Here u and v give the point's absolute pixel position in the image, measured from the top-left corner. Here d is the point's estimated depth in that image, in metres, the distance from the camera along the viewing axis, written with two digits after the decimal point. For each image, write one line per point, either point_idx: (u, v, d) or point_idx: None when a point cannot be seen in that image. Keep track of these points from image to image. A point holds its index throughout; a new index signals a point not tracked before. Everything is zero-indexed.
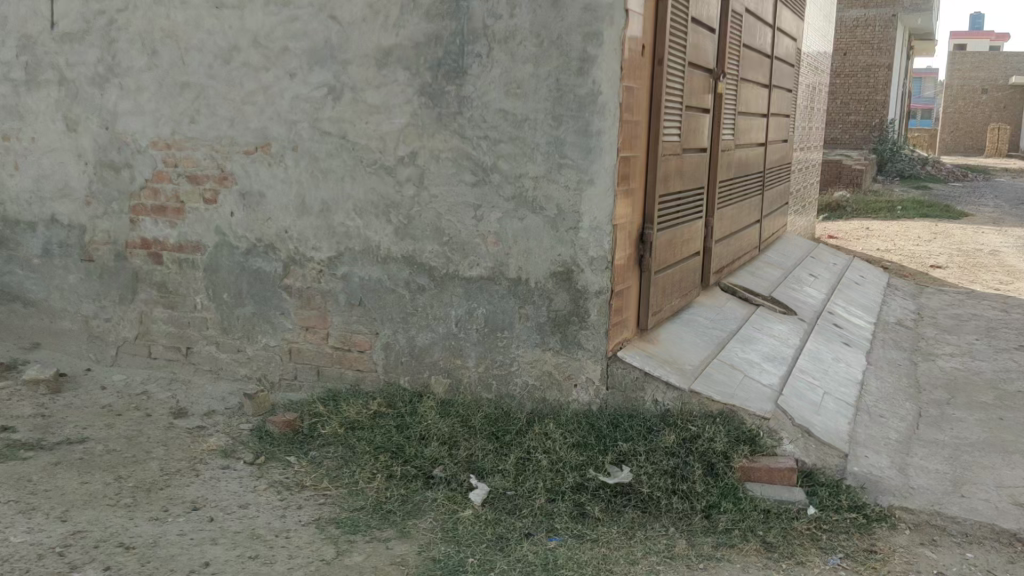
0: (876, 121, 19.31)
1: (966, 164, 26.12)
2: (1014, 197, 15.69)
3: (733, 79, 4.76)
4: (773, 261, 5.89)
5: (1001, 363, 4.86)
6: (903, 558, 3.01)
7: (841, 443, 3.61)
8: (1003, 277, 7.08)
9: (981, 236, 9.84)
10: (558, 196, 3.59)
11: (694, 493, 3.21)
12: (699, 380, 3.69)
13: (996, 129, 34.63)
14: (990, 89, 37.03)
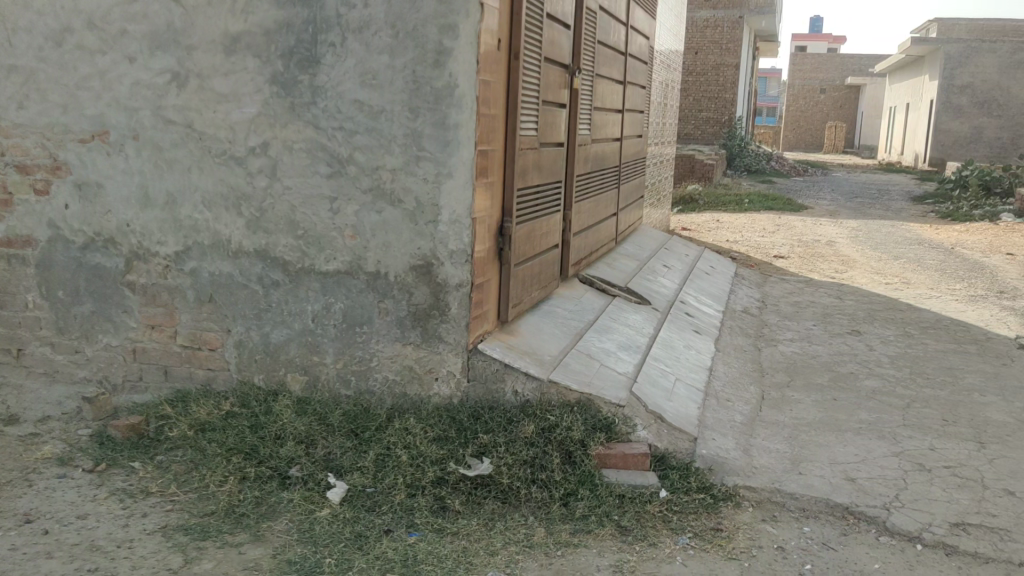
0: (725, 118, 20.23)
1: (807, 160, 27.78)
2: (849, 191, 16.82)
3: (588, 75, 4.85)
4: (629, 253, 6.07)
5: (836, 347, 5.22)
6: (746, 535, 3.18)
7: (692, 427, 3.78)
8: (838, 267, 7.59)
9: (819, 227, 10.51)
10: (416, 188, 3.56)
11: (553, 482, 3.28)
12: (557, 370, 3.75)
13: (834, 126, 37.05)
14: (827, 89, 39.54)
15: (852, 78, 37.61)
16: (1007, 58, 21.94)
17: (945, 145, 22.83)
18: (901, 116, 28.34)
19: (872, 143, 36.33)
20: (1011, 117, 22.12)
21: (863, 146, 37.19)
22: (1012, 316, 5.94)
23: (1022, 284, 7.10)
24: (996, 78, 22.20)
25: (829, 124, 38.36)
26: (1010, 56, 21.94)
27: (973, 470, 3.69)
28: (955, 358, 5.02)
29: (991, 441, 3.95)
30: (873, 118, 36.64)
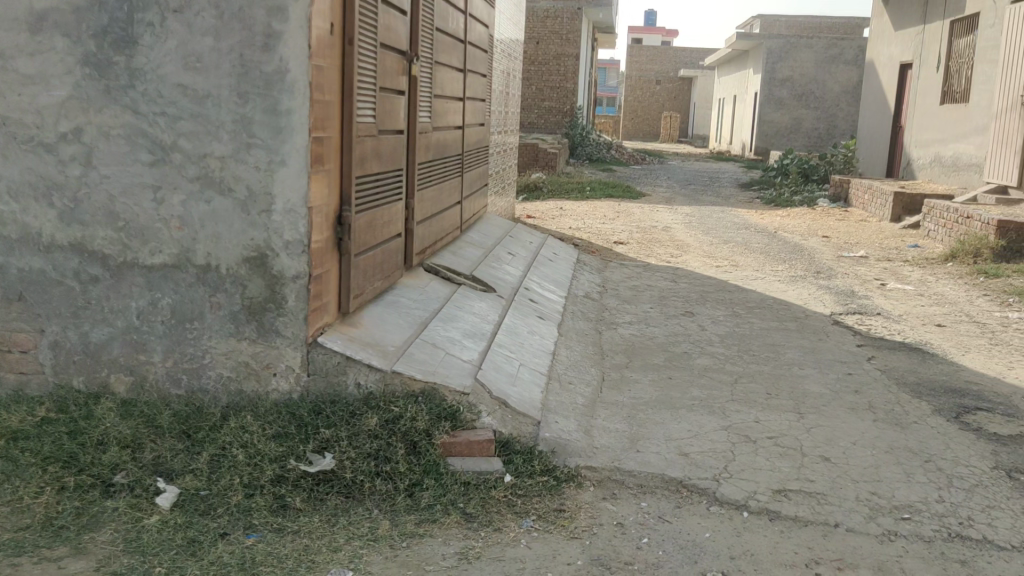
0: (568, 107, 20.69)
1: (646, 149, 28.86)
2: (684, 179, 17.62)
3: (426, 63, 4.82)
4: (474, 241, 6.09)
5: (671, 328, 5.45)
6: (587, 514, 3.28)
7: (535, 411, 3.85)
8: (673, 251, 7.94)
9: (655, 214, 10.95)
10: (247, 177, 3.42)
11: (397, 473, 3.25)
12: (400, 360, 3.71)
13: (670, 116, 38.73)
14: (663, 81, 41.24)
15: (685, 71, 39.42)
16: (821, 54, 23.64)
17: (769, 135, 24.36)
18: (729, 107, 30.00)
19: (704, 133, 38.24)
20: (825, 109, 23.87)
21: (697, 136, 39.12)
22: (827, 294, 6.41)
23: (836, 265, 7.67)
24: (813, 72, 23.84)
25: (665, 114, 40.06)
26: (824, 52, 23.65)
27: (793, 439, 3.95)
28: (777, 335, 5.36)
29: (808, 412, 4.25)
30: (703, 109, 38.56)
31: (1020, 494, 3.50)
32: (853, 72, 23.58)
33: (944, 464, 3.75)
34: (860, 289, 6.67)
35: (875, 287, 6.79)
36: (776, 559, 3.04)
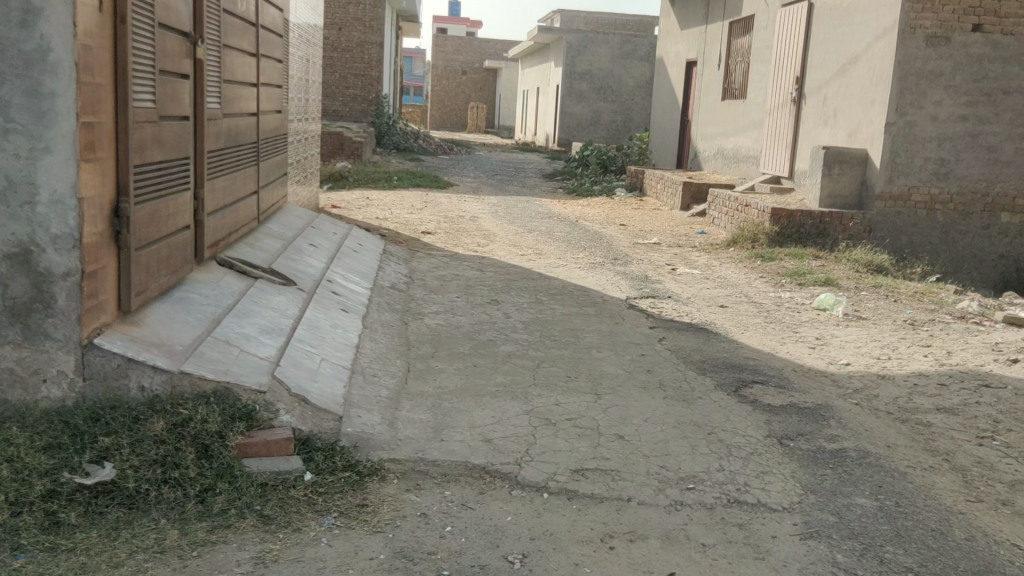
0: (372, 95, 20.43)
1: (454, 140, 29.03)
2: (490, 168, 17.89)
3: (213, 45, 4.58)
4: (273, 233, 5.87)
5: (476, 316, 5.52)
6: (391, 507, 3.25)
7: (336, 406, 3.77)
8: (479, 240, 8.04)
9: (462, 203, 11.04)
10: (6, 165, 3.12)
11: (187, 479, 3.08)
12: (189, 361, 3.51)
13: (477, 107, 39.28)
14: (469, 71, 41.64)
15: (490, 62, 40.00)
16: (617, 49, 24.78)
17: (571, 126, 25.24)
18: (533, 98, 30.81)
19: (510, 123, 39.04)
20: (622, 103, 25.08)
21: (504, 126, 39.87)
22: (623, 280, 6.73)
23: (632, 252, 8.07)
24: (610, 66, 24.90)
25: (473, 104, 40.51)
26: (620, 48, 24.81)
27: (590, 420, 4.12)
28: (577, 320, 5.56)
29: (605, 392, 4.44)
30: (508, 100, 39.33)
31: (789, 459, 3.84)
32: (646, 68, 24.91)
33: (724, 435, 4.04)
34: (652, 273, 7.05)
35: (666, 271, 7.19)
36: (574, 537, 3.16)
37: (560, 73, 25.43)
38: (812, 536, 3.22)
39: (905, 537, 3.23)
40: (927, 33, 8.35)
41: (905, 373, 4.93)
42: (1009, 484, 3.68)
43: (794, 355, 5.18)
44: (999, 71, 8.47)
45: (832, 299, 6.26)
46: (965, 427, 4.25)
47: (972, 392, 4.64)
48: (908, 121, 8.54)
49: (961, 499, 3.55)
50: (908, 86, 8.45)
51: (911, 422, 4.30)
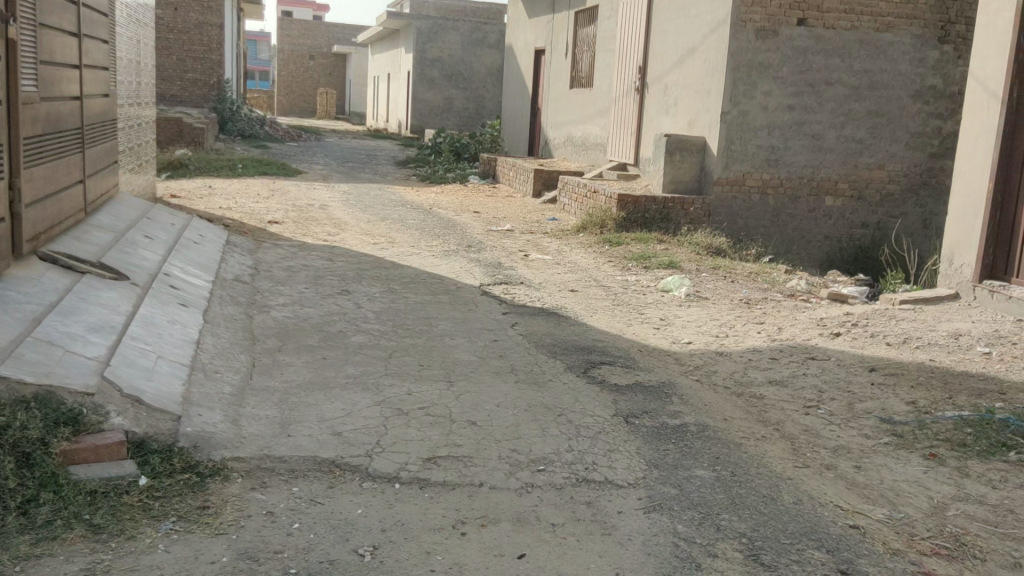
0: (213, 79, 19.58)
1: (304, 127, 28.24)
2: (341, 156, 17.55)
3: (27, 24, 4.25)
4: (103, 224, 5.52)
5: (327, 307, 5.40)
6: (234, 507, 3.13)
7: (174, 405, 3.60)
8: (330, 229, 7.86)
9: (312, 191, 10.78)
10: None
11: (6, 491, 2.85)
12: (5, 363, 3.25)
13: (327, 93, 38.41)
14: (317, 56, 40.58)
15: (339, 47, 39.12)
16: (467, 37, 24.81)
17: (423, 113, 25.13)
18: (384, 84, 30.44)
19: (362, 109, 38.37)
20: (473, 91, 25.15)
21: (356, 113, 39.17)
22: (476, 267, 6.75)
23: (485, 238, 8.12)
24: (460, 54, 24.91)
25: (323, 90, 39.55)
26: (469, 35, 24.84)
27: (443, 408, 4.11)
28: (430, 308, 5.54)
29: (457, 379, 4.46)
30: (359, 86, 38.62)
31: (634, 436, 3.98)
32: (496, 55, 25.10)
33: (573, 416, 4.14)
34: (505, 260, 7.13)
35: (519, 257, 7.29)
36: (425, 525, 3.15)
37: (410, 59, 25.20)
38: (655, 509, 3.35)
39: (740, 504, 3.41)
40: (757, 26, 8.83)
41: (741, 349, 5.21)
42: (832, 450, 3.95)
43: (640, 336, 5.37)
44: (822, 64, 9.06)
45: (676, 281, 6.53)
46: (794, 397, 4.53)
47: (799, 364, 4.96)
48: (741, 110, 9.01)
49: (790, 465, 3.78)
50: (741, 77, 8.91)
51: (746, 396, 4.55)
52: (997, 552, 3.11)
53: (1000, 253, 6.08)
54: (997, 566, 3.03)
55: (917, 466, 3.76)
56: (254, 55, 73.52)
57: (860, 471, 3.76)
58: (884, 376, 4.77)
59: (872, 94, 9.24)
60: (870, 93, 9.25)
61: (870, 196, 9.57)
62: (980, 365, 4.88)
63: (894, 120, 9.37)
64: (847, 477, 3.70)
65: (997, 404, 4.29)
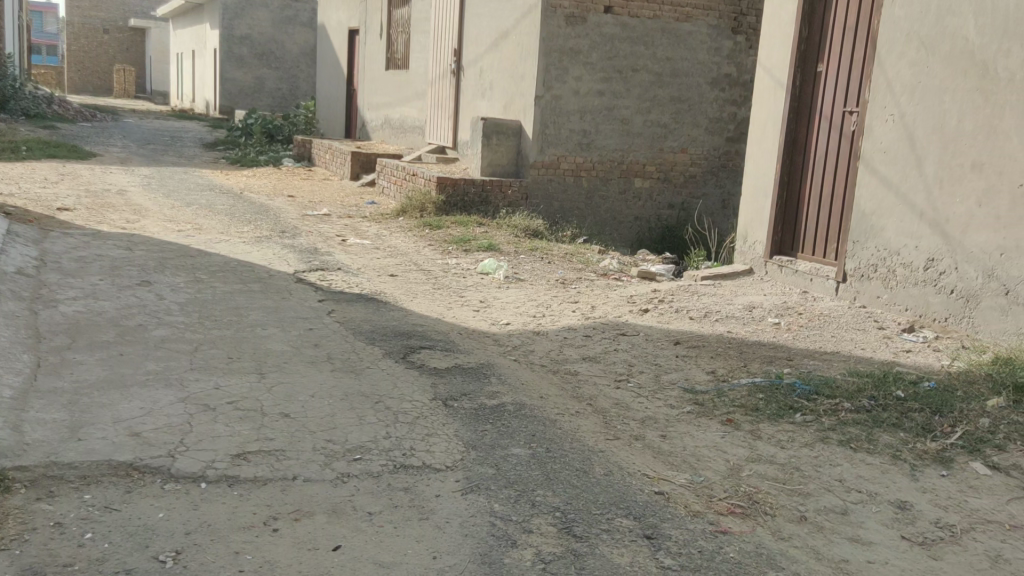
0: None
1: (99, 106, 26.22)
2: (142, 137, 16.43)
3: None
4: None
5: (124, 300, 5.04)
6: (16, 521, 2.87)
7: None
8: (129, 216, 7.35)
9: (108, 176, 10.03)
10: None
11: None
12: None
13: (123, 71, 35.81)
14: (112, 30, 37.71)
15: (135, 20, 36.50)
16: (278, 14, 23.80)
17: (232, 93, 24.07)
18: (190, 61, 28.75)
19: (166, 88, 36.09)
20: (286, 70, 24.26)
21: (159, 92, 36.75)
22: (291, 253, 6.53)
23: (300, 223, 7.87)
24: (271, 31, 23.91)
25: (121, 66, 36.83)
26: (280, 13, 23.81)
27: (254, 401, 3.95)
28: (240, 298, 5.30)
29: (269, 370, 4.29)
30: (162, 63, 36.27)
31: (453, 418, 3.99)
32: (309, 34, 24.29)
33: (391, 402, 4.09)
34: (322, 245, 6.94)
35: (336, 243, 7.12)
36: (233, 524, 3.01)
37: (217, 36, 23.93)
38: (472, 490, 3.37)
39: (554, 479, 3.50)
40: (565, 13, 9.04)
41: (557, 328, 5.35)
42: (640, 421, 4.14)
43: (460, 319, 5.39)
44: (628, 51, 9.43)
45: (494, 264, 6.61)
46: (605, 372, 4.71)
47: (611, 341, 5.16)
48: (554, 95, 9.22)
49: (601, 438, 3.93)
50: (552, 62, 9.11)
51: (561, 372, 4.68)
52: (785, 507, 3.37)
53: (787, 231, 6.58)
54: (785, 520, 3.27)
55: (716, 432, 4.00)
56: (42, 26, 67.30)
57: (665, 439, 3.95)
58: (688, 348, 5.05)
59: (674, 81, 9.73)
60: (672, 80, 9.73)
61: (675, 177, 10.09)
62: (772, 334, 5.27)
63: (695, 106, 9.91)
64: (653, 446, 3.88)
65: (785, 369, 4.65)
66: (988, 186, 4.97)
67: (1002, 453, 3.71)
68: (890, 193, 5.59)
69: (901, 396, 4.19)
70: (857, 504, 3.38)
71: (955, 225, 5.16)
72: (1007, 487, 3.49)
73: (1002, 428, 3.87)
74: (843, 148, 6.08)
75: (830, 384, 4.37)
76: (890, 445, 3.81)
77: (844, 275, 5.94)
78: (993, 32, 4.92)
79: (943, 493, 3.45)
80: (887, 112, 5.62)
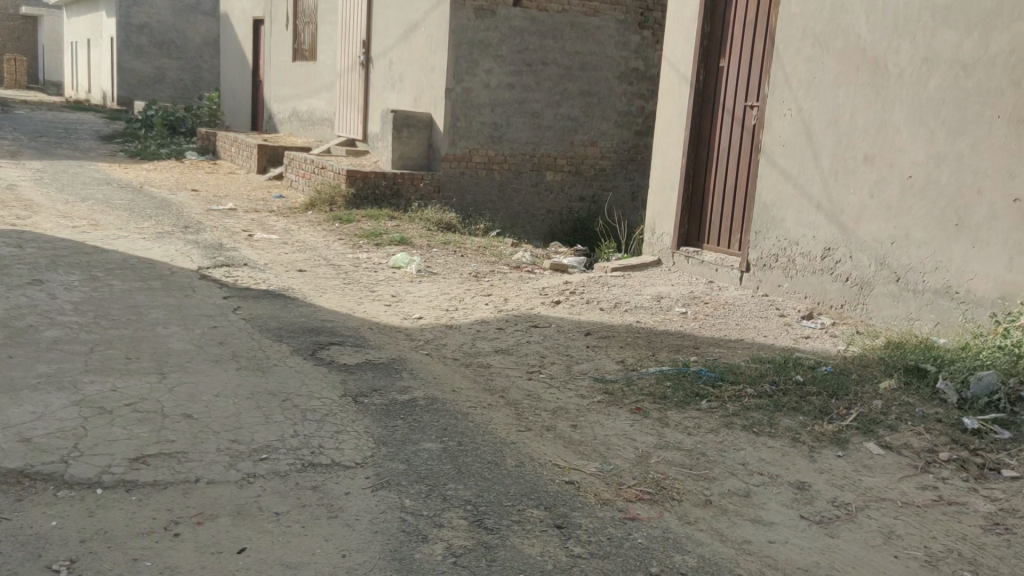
0: None
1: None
2: (33, 130, 15.66)
3: None
4: None
5: (14, 300, 4.79)
6: None
7: None
8: (20, 213, 7.00)
9: None
10: None
11: None
12: None
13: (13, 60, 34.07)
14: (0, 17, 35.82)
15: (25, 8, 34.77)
16: (178, 2, 23.03)
17: (130, 83, 23.17)
18: (85, 51, 27.54)
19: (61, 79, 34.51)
20: (188, 61, 23.51)
21: (52, 82, 35.08)
22: (194, 249, 6.33)
23: (204, 218, 7.64)
24: (172, 20, 23.12)
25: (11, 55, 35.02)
26: (180, 1, 23.06)
27: (153, 402, 3.82)
28: (139, 296, 5.11)
29: (171, 370, 4.15)
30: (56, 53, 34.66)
31: (363, 414, 3.94)
32: (212, 23, 23.56)
33: (299, 400, 4.01)
34: (227, 241, 6.75)
35: (242, 238, 6.94)
36: (132, 530, 2.90)
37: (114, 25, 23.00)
38: (383, 487, 3.33)
39: (465, 472, 3.50)
40: (474, 5, 9.03)
41: (469, 322, 5.35)
42: (552, 411, 4.17)
43: (371, 314, 5.33)
44: (537, 44, 9.47)
45: (405, 258, 6.55)
46: (518, 364, 4.73)
47: (523, 333, 5.18)
48: (464, 87, 9.20)
49: (513, 430, 3.94)
50: (462, 55, 9.08)
51: (474, 366, 4.68)
52: (691, 492, 3.44)
53: (693, 222, 6.73)
54: (691, 504, 3.35)
55: (625, 420, 4.07)
56: None
57: (576, 429, 3.99)
58: (598, 338, 5.12)
59: (583, 75, 9.83)
60: (581, 73, 9.82)
61: (586, 170, 10.20)
62: (679, 323, 5.38)
63: (604, 99, 10.04)
64: (564, 436, 3.92)
65: (692, 357, 4.76)
66: (880, 177, 5.18)
67: (893, 432, 3.87)
68: (789, 185, 5.78)
69: (801, 380, 4.34)
70: (759, 486, 3.48)
71: (850, 215, 5.37)
72: (898, 465, 3.65)
73: (893, 409, 4.05)
74: (744, 141, 6.25)
75: (734, 371, 4.49)
76: (790, 429, 3.94)
77: (748, 265, 6.11)
78: (883, 30, 5.13)
79: (839, 473, 3.59)
80: (786, 107, 5.81)
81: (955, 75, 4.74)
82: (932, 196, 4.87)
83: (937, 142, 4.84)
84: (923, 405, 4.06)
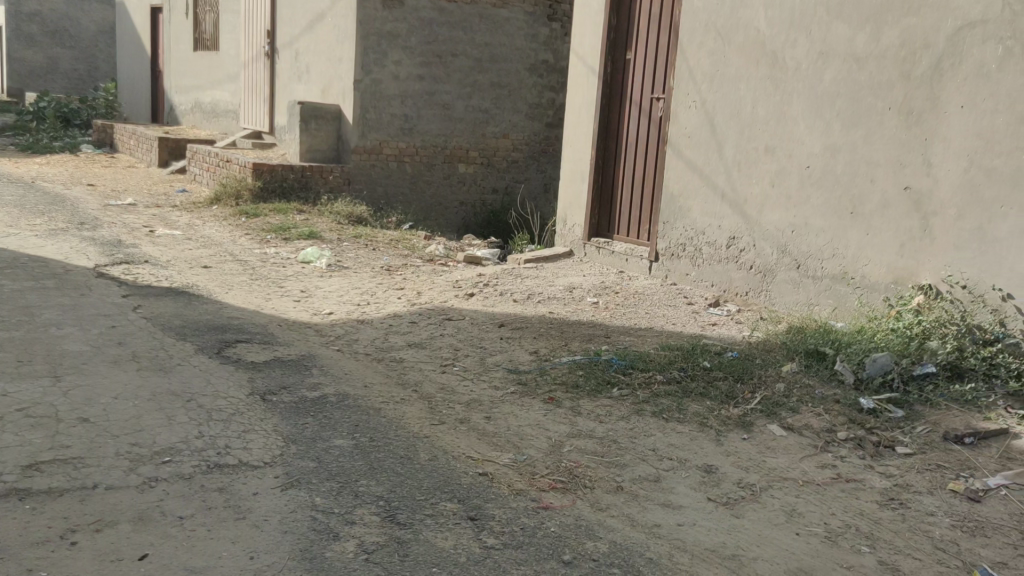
0: None
1: None
2: None
3: None
4: None
5: None
6: None
7: None
8: None
9: None
10: None
11: None
12: None
13: None
14: None
15: None
16: None
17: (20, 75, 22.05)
18: None
19: None
20: (83, 51, 22.54)
21: None
22: (91, 246, 6.07)
23: (102, 214, 7.34)
24: (64, 9, 22.11)
25: None
26: None
27: (47, 407, 3.64)
28: (31, 296, 4.86)
29: (65, 373, 3.97)
30: None
31: (271, 413, 3.85)
32: (108, 12, 22.63)
33: (204, 400, 3.89)
34: (126, 237, 6.50)
35: (143, 234, 6.69)
36: (25, 540, 2.76)
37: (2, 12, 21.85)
38: (292, 486, 3.26)
39: (377, 468, 3.46)
40: None
41: (381, 316, 5.29)
42: (466, 404, 4.16)
43: (279, 310, 5.21)
44: (447, 36, 9.42)
45: (315, 253, 6.42)
46: (431, 358, 4.70)
47: (437, 326, 5.16)
48: (373, 79, 9.09)
49: (426, 424, 3.91)
50: (371, 46, 8.96)
51: (386, 360, 4.63)
52: (603, 479, 3.49)
53: (603, 213, 6.82)
54: (602, 491, 3.39)
55: (538, 410, 4.09)
56: None
57: (490, 421, 3.99)
58: (512, 330, 5.13)
59: (493, 67, 9.82)
60: (491, 65, 9.81)
61: (497, 162, 10.21)
62: (590, 313, 5.44)
63: (514, 91, 10.06)
64: (477, 428, 3.91)
65: (603, 346, 4.82)
66: (780, 168, 5.35)
67: (794, 414, 4.00)
68: (695, 176, 5.91)
69: (708, 366, 4.45)
70: (669, 471, 3.55)
71: (753, 205, 5.53)
72: (800, 445, 3.77)
73: (795, 391, 4.18)
74: (651, 132, 6.36)
75: (644, 359, 4.57)
76: (698, 413, 4.03)
77: (656, 254, 6.23)
78: (781, 24, 5.29)
79: (744, 455, 3.69)
80: (691, 99, 5.93)
81: (848, 68, 4.92)
82: (829, 185, 5.05)
83: (833, 134, 5.02)
84: (823, 386, 4.21)
